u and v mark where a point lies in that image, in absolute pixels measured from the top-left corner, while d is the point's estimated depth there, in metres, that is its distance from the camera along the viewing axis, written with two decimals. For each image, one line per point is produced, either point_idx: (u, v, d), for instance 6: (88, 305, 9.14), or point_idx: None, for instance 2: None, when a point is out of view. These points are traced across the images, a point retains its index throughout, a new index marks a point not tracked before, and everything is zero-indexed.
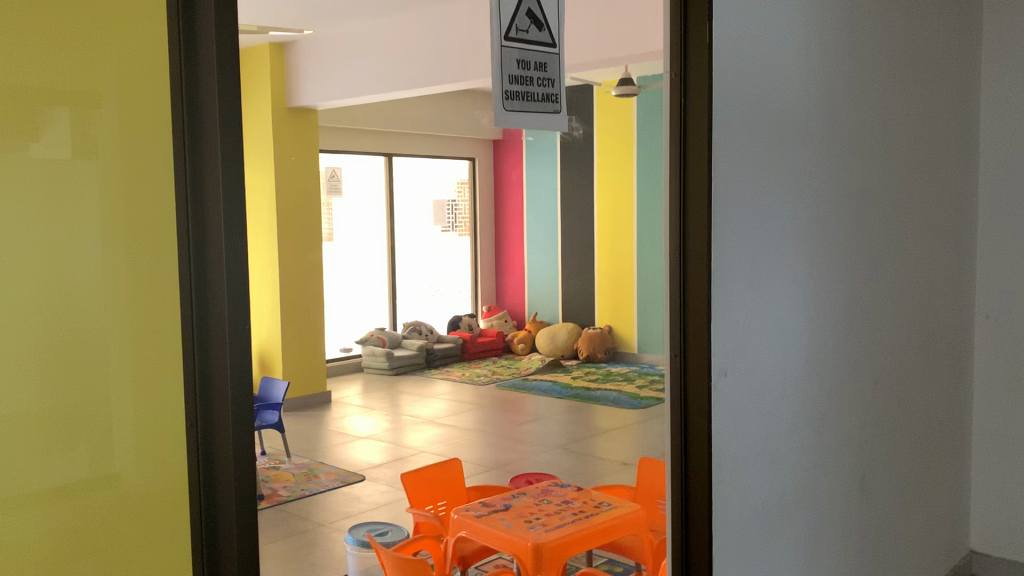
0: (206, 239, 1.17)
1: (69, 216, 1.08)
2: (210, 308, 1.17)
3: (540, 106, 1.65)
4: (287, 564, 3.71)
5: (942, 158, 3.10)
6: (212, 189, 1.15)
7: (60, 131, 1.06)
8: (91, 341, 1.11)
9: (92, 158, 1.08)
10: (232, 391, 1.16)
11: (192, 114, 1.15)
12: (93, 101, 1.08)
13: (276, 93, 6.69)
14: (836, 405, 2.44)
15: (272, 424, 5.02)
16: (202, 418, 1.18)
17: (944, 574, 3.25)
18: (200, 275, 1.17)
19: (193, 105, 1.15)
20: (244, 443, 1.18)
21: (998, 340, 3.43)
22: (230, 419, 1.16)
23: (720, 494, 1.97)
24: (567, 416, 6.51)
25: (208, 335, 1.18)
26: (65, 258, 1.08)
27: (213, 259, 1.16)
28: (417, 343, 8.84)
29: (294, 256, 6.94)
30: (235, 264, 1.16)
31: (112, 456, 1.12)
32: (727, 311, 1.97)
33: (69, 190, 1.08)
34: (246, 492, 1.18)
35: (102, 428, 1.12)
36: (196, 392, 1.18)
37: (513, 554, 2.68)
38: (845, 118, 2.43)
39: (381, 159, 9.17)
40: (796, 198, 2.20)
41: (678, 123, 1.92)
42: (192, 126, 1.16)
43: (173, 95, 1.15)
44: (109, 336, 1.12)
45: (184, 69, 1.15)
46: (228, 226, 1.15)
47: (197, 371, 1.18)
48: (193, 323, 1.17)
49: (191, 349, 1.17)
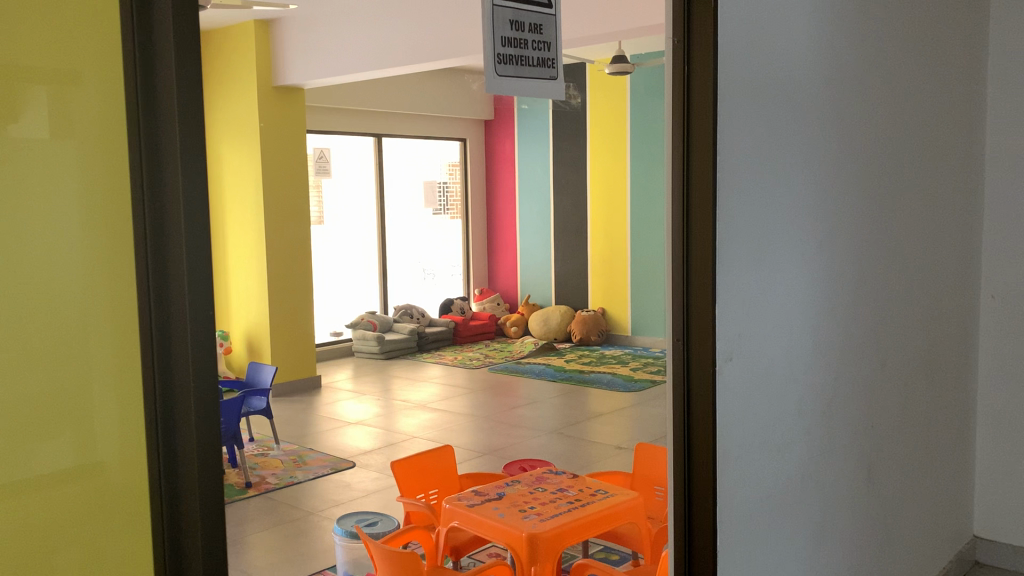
0: (165, 223, 1.08)
1: (47, 203, 1.01)
2: (171, 299, 1.09)
3: (535, 72, 1.54)
4: (275, 554, 3.61)
5: (949, 134, 2.99)
6: (170, 177, 1.06)
7: (36, 115, 0.99)
8: (73, 331, 1.04)
9: (70, 141, 1.01)
10: (196, 386, 1.09)
11: (148, 98, 1.06)
12: (74, 79, 1.01)
13: (260, 69, 6.54)
14: (842, 390, 2.34)
15: (261, 410, 4.92)
16: (162, 415, 1.10)
17: (948, 560, 3.17)
18: (160, 270, 1.09)
19: (148, 88, 1.06)
20: (209, 442, 1.10)
21: (1002, 320, 3.35)
22: (194, 416, 1.08)
23: (725, 486, 1.87)
24: (561, 400, 6.43)
25: (168, 335, 1.09)
26: (43, 246, 1.01)
27: (173, 247, 1.08)
28: (408, 327, 8.70)
29: (280, 234, 6.78)
30: (197, 247, 1.07)
31: (95, 447, 1.06)
32: (732, 293, 1.87)
33: (46, 172, 1.00)
34: (213, 492, 1.10)
35: (84, 424, 1.05)
36: (155, 390, 1.09)
37: (508, 545, 2.58)
38: (853, 91, 2.32)
39: (371, 140, 8.99)
40: (803, 174, 2.10)
41: (680, 93, 1.81)
42: (149, 112, 1.07)
43: (127, 74, 1.05)
44: (87, 323, 1.04)
45: (139, 48, 1.06)
46: (188, 211, 1.06)
47: (156, 367, 1.09)
48: (152, 316, 1.08)
49: (149, 344, 1.08)
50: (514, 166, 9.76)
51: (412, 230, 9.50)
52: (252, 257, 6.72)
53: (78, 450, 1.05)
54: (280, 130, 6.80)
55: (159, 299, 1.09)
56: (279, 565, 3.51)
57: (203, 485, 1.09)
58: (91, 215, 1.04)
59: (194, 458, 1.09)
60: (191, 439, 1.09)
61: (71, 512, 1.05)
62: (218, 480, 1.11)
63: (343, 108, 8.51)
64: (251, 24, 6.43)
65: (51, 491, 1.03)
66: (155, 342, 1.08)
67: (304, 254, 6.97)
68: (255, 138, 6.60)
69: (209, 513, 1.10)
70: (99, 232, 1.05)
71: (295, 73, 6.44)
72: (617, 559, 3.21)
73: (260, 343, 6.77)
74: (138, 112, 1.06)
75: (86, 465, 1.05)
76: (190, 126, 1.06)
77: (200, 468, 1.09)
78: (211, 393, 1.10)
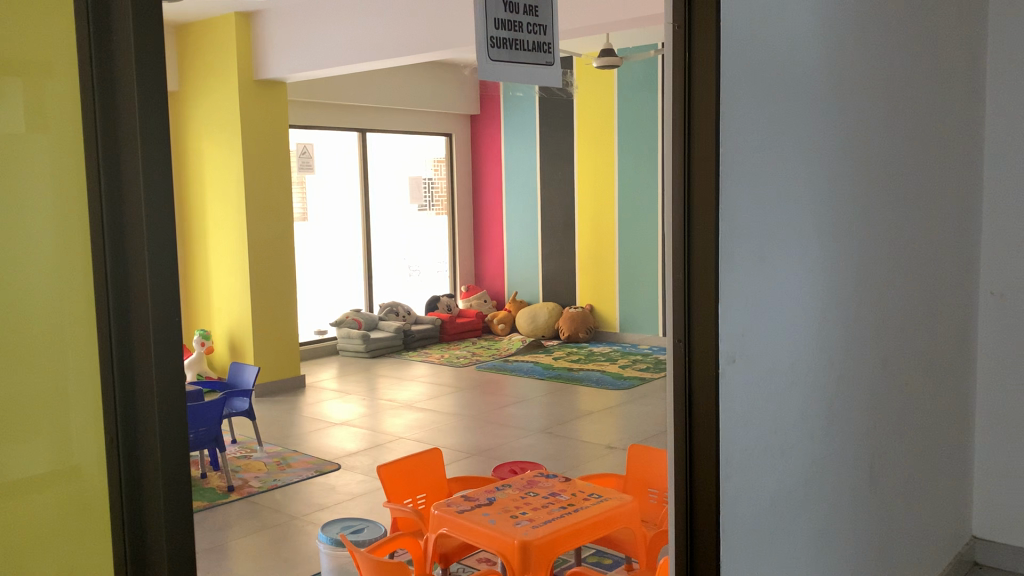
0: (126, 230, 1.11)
1: (26, 195, 1.15)
2: (130, 307, 1.13)
3: (531, 57, 1.45)
4: (259, 560, 3.51)
5: (948, 127, 2.92)
6: (131, 180, 1.08)
7: (16, 108, 1.13)
8: (51, 315, 1.17)
9: (45, 131, 1.13)
10: (158, 389, 1.09)
11: (105, 100, 1.10)
12: (45, 73, 1.12)
13: (242, 62, 6.37)
14: (845, 391, 2.27)
15: (243, 411, 4.81)
16: (123, 415, 1.14)
17: (948, 561, 3.11)
18: (120, 275, 1.13)
19: (105, 90, 1.10)
20: (173, 449, 1.10)
21: (1003, 316, 3.28)
22: (156, 421, 1.09)
23: (728, 493, 1.79)
24: (549, 398, 6.35)
25: (127, 331, 1.14)
26: (25, 236, 1.16)
27: (133, 246, 1.10)
28: (394, 325, 8.56)
29: (263, 230, 6.60)
30: (160, 249, 1.07)
31: (72, 426, 1.18)
32: (736, 291, 1.79)
33: (27, 163, 1.14)
34: (179, 498, 1.11)
35: (62, 402, 1.18)
36: (115, 387, 1.14)
37: (499, 552, 2.49)
38: (855, 82, 2.24)
39: (355, 135, 8.82)
40: (806, 169, 2.02)
41: (682, 79, 1.74)
42: (106, 113, 1.11)
43: (82, 75, 1.11)
44: (62, 309, 1.17)
45: (94, 48, 1.09)
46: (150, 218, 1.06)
47: (118, 373, 1.14)
48: (112, 324, 1.14)
49: (109, 345, 1.14)
50: (500, 160, 9.69)
51: (398, 226, 9.39)
52: (234, 255, 6.59)
53: (60, 431, 1.19)
54: (265, 128, 6.59)
55: (119, 305, 1.14)
56: (262, 571, 3.41)
57: (170, 490, 1.10)
58: (67, 237, 1.16)
59: (158, 463, 1.09)
60: (154, 446, 1.10)
61: (57, 487, 1.19)
62: (183, 485, 1.11)
63: (329, 103, 8.35)
64: (231, 15, 6.34)
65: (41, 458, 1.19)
66: (115, 340, 1.14)
67: (287, 253, 6.80)
68: (235, 135, 6.44)
69: (174, 517, 1.11)
70: (73, 234, 1.16)
71: (276, 66, 6.29)
72: (610, 564, 3.13)
73: (243, 343, 6.63)
74: (97, 117, 1.11)
75: (63, 443, 1.19)
76: (152, 124, 1.05)
77: (166, 473, 1.10)
78: (177, 398, 1.10)
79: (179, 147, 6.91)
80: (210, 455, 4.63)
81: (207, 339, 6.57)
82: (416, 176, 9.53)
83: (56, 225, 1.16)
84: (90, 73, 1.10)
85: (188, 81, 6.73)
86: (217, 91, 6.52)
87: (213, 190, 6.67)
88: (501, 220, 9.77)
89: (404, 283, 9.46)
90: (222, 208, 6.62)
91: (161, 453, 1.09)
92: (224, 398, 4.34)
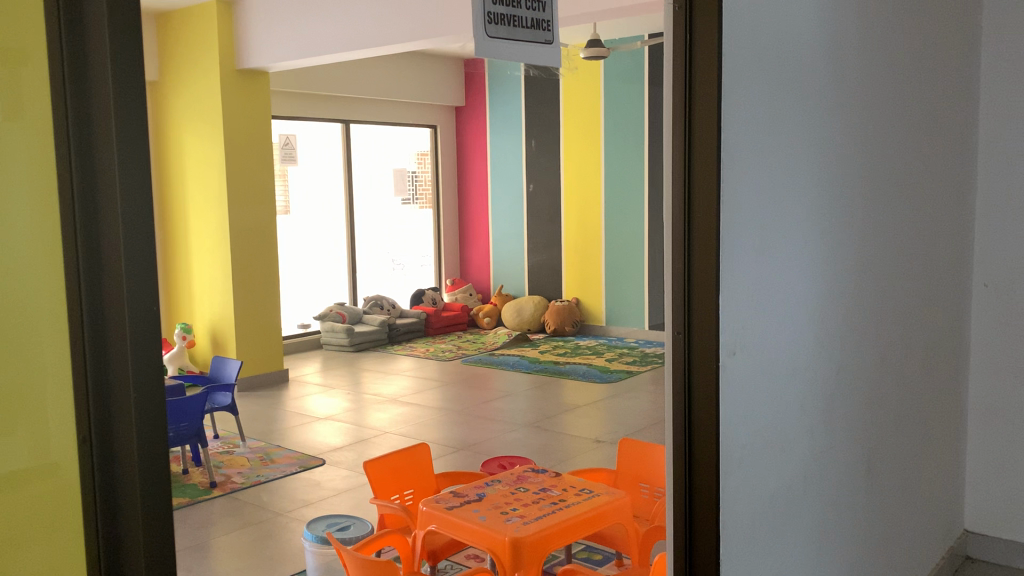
0: (99, 220, 1.07)
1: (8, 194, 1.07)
2: (105, 308, 1.08)
3: (529, 35, 1.41)
4: (242, 558, 3.44)
5: (944, 115, 2.88)
6: (105, 173, 1.04)
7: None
8: (26, 329, 1.10)
9: (20, 122, 1.07)
10: (135, 389, 1.05)
11: (76, 97, 1.06)
12: (24, 58, 1.06)
13: (223, 52, 6.25)
14: (844, 384, 2.23)
15: (226, 406, 4.73)
16: (96, 419, 1.10)
17: (941, 556, 3.09)
18: (94, 279, 1.08)
19: (77, 83, 1.05)
20: (149, 441, 1.06)
21: (998, 309, 3.25)
22: (134, 420, 1.05)
23: (728, 487, 1.75)
24: (535, 392, 6.30)
25: (102, 334, 1.09)
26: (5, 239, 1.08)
27: (109, 242, 1.06)
28: (378, 318, 8.48)
29: (245, 221, 6.50)
30: (136, 235, 1.04)
31: (48, 447, 1.11)
32: (736, 281, 1.74)
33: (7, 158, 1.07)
34: (157, 499, 1.08)
35: (37, 419, 1.11)
36: (88, 393, 1.09)
37: (489, 550, 2.44)
38: (854, 70, 2.20)
39: (339, 126, 8.71)
40: (807, 157, 1.98)
41: (682, 65, 1.68)
42: (78, 110, 1.06)
43: (53, 65, 1.06)
44: (40, 318, 1.10)
45: (66, 38, 1.05)
46: (124, 211, 1.03)
47: (90, 372, 1.09)
48: (85, 319, 1.08)
49: (81, 351, 1.09)
50: (486, 153, 9.62)
51: (382, 219, 9.30)
52: (217, 245, 6.48)
53: (34, 454, 1.11)
54: (247, 118, 6.47)
55: (91, 301, 1.08)
56: (246, 570, 3.34)
57: (144, 484, 1.06)
58: (39, 226, 1.09)
59: (135, 465, 1.06)
60: (131, 449, 1.06)
61: (38, 511, 1.12)
62: (160, 478, 1.08)
63: (313, 93, 8.23)
64: (212, 5, 6.22)
65: (23, 486, 1.12)
66: (88, 344, 1.09)
67: (268, 244, 6.68)
68: (217, 125, 6.33)
69: (150, 513, 1.07)
70: (46, 235, 1.09)
71: (260, 55, 6.17)
72: (600, 560, 3.09)
73: (225, 339, 6.53)
74: (68, 110, 1.06)
75: (41, 466, 1.11)
76: (129, 112, 1.03)
77: (141, 467, 1.06)
78: (155, 399, 1.07)
79: (159, 135, 6.79)
80: (192, 451, 4.54)
81: (188, 333, 6.43)
82: (400, 168, 9.44)
83: (30, 222, 1.08)
84: (61, 58, 1.05)
85: (168, 69, 6.61)
86: (198, 82, 6.40)
87: (194, 179, 6.55)
88: (486, 213, 9.70)
89: (387, 276, 9.39)
90: (203, 198, 6.51)
91: (136, 450, 1.05)
92: (206, 392, 4.26)
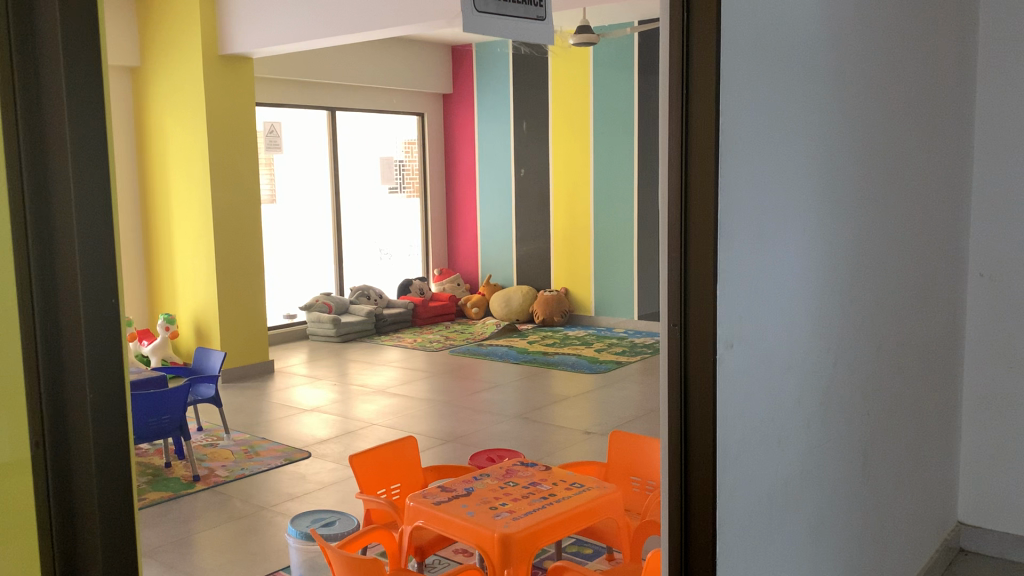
0: (53, 224, 1.11)
1: None
2: (59, 309, 1.12)
3: (520, 11, 1.55)
4: (226, 554, 3.37)
5: (941, 101, 2.82)
6: (59, 178, 1.09)
7: None
8: None
9: None
10: (90, 385, 1.09)
11: (28, 101, 1.09)
12: None
13: (206, 38, 6.13)
14: (841, 376, 2.19)
15: (209, 398, 4.65)
16: (51, 416, 1.13)
17: (935, 549, 3.05)
18: (48, 282, 1.12)
19: (29, 88, 1.09)
20: (107, 430, 1.11)
21: (994, 299, 3.21)
22: (92, 415, 1.09)
23: (726, 484, 1.70)
24: (524, 383, 6.24)
25: (57, 335, 1.13)
26: None
27: (62, 244, 1.10)
28: (365, 308, 8.39)
29: (229, 206, 6.38)
30: (94, 228, 1.09)
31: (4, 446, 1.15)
32: (735, 271, 1.68)
33: None
34: (115, 490, 1.12)
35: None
36: (41, 391, 1.13)
37: (478, 546, 2.38)
38: (853, 52, 2.14)
39: (325, 114, 8.61)
40: (807, 144, 1.92)
41: (679, 46, 1.62)
42: (30, 116, 1.10)
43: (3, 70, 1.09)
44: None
45: (16, 44, 1.09)
46: (81, 212, 1.08)
47: (43, 373, 1.12)
48: (39, 319, 1.12)
49: (34, 352, 1.12)
50: (474, 141, 9.52)
51: (367, 208, 9.19)
52: (198, 233, 6.39)
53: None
54: (231, 102, 6.34)
55: (46, 302, 1.12)
56: (229, 565, 3.27)
57: (101, 471, 1.10)
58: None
59: (93, 458, 1.10)
60: (88, 443, 1.10)
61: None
62: (120, 463, 1.12)
63: (298, 80, 8.11)
64: None
65: None
66: (41, 343, 1.12)
67: (253, 230, 6.57)
68: (199, 109, 6.21)
69: (111, 492, 1.12)
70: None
71: (241, 41, 6.05)
72: (591, 554, 3.06)
73: (208, 328, 6.42)
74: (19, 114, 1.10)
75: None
76: (84, 120, 1.08)
77: (98, 455, 1.10)
78: (113, 394, 1.12)
79: (140, 122, 6.70)
80: (175, 444, 4.46)
81: (172, 323, 6.42)
82: (387, 156, 9.32)
83: None
84: (13, 64, 1.09)
85: (149, 54, 6.50)
86: (181, 66, 6.28)
87: (177, 166, 6.47)
88: (474, 202, 9.61)
89: (374, 266, 9.30)
90: (185, 186, 6.42)
91: (95, 444, 1.10)
92: (189, 385, 4.18)
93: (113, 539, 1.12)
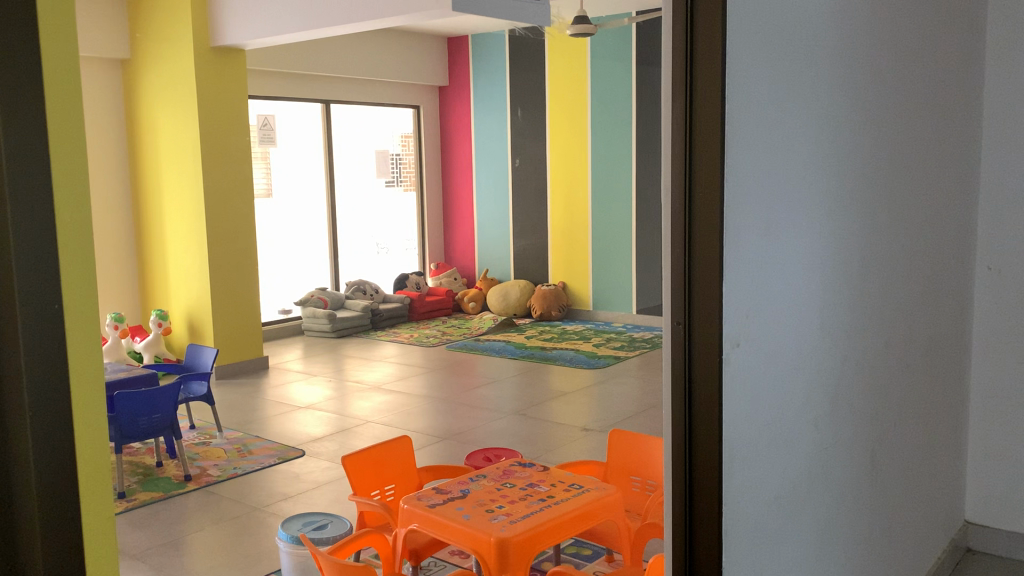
0: None
1: None
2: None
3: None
4: (217, 556, 3.29)
5: (950, 89, 2.74)
6: None
7: None
8: None
9: None
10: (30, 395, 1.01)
11: None
12: None
13: (197, 30, 6.03)
14: (849, 374, 2.11)
15: (201, 396, 4.58)
16: None
17: (942, 550, 2.99)
18: None
19: None
20: (53, 441, 1.04)
21: (1002, 293, 3.13)
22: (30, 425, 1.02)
23: (731, 488, 1.63)
24: (522, 379, 6.17)
25: None
26: None
27: None
28: (361, 303, 8.31)
29: (221, 200, 6.28)
30: (32, 227, 1.01)
31: None
32: (741, 267, 1.61)
33: None
34: (58, 504, 1.04)
35: None
36: None
37: (473, 551, 2.30)
38: (861, 41, 2.06)
39: (319, 106, 8.51)
40: (815, 134, 1.85)
41: (683, 32, 1.54)
42: None
43: None
44: None
45: None
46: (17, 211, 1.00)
47: None
48: None
49: None
50: (470, 134, 9.43)
51: (363, 202, 9.10)
52: (191, 228, 6.29)
53: None
54: (222, 95, 6.24)
55: None
56: (220, 568, 3.20)
57: (42, 483, 1.03)
58: None
59: (33, 472, 1.02)
60: (27, 456, 1.02)
61: None
62: (65, 476, 1.05)
63: (293, 72, 8.02)
64: None
65: None
66: None
67: (245, 225, 6.48)
68: (191, 103, 6.11)
69: (55, 507, 1.04)
70: None
71: (233, 32, 5.95)
72: (590, 555, 2.99)
73: (202, 325, 6.34)
74: None
75: None
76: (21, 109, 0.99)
77: (39, 468, 1.02)
78: (56, 403, 1.04)
79: (131, 115, 6.61)
80: (166, 443, 4.38)
81: (164, 320, 6.31)
82: (382, 150, 9.22)
83: None
84: None
85: (139, 46, 6.41)
86: (171, 57, 6.18)
87: (169, 161, 6.37)
88: (471, 196, 9.52)
89: (371, 260, 9.23)
90: (178, 181, 6.33)
91: (34, 458, 1.02)
92: (180, 383, 4.10)
93: (59, 565, 1.04)
